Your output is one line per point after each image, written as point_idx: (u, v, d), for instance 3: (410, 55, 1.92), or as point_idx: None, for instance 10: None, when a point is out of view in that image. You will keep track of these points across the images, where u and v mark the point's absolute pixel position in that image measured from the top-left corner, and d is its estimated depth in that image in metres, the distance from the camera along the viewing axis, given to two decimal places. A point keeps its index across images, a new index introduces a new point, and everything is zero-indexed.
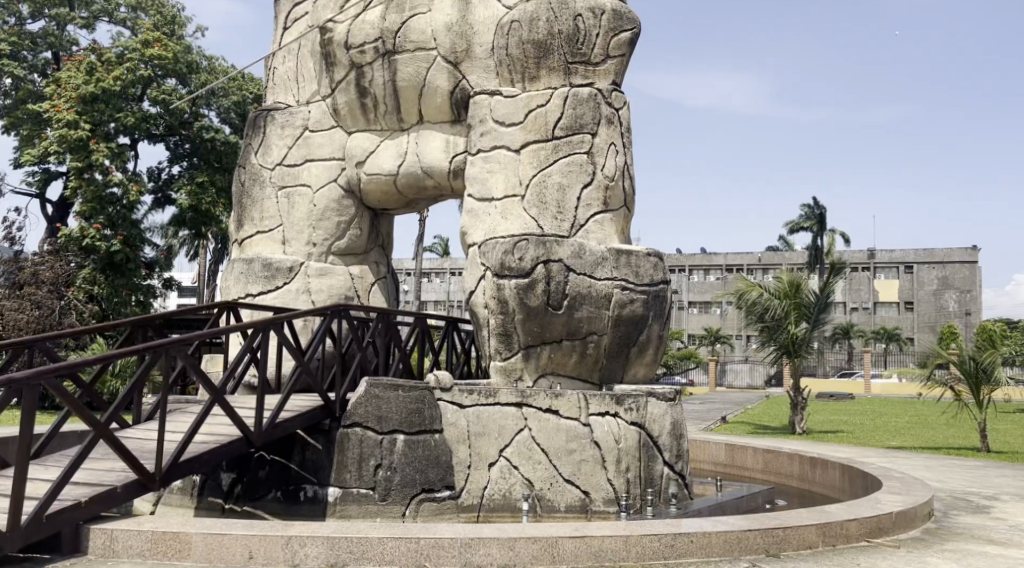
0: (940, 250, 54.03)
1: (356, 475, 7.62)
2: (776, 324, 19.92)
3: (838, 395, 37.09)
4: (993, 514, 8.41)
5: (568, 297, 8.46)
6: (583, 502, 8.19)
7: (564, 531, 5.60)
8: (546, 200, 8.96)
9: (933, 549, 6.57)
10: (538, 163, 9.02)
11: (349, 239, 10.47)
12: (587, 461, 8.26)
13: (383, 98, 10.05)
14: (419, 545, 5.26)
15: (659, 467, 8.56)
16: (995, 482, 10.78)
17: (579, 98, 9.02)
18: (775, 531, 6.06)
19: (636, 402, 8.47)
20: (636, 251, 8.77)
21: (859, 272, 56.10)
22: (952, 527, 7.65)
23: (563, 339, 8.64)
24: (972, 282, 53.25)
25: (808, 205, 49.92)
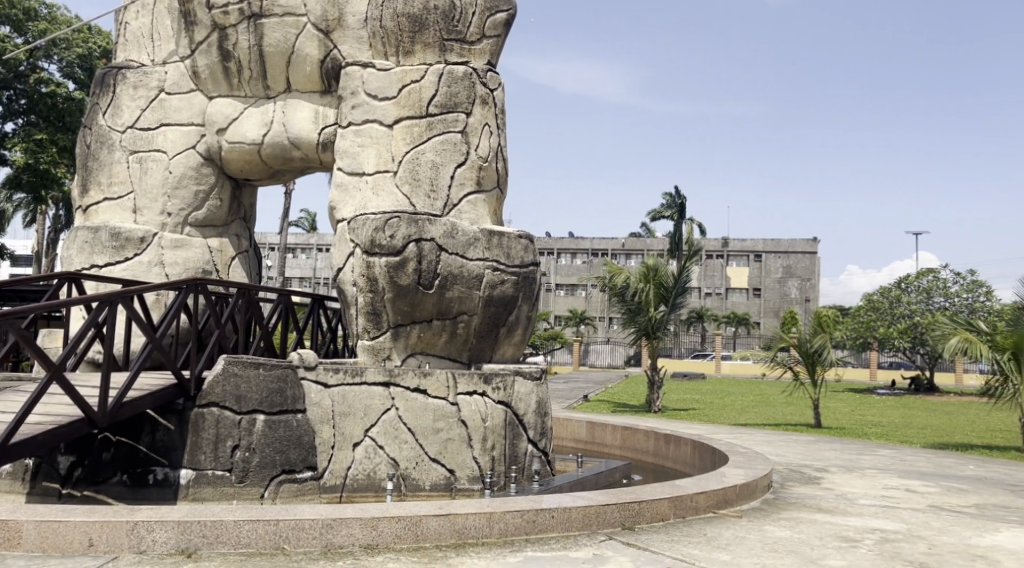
0: (785, 241, 57.88)
1: (211, 456, 7.34)
2: (637, 307, 20.64)
3: (691, 375, 39.05)
4: (823, 484, 9.13)
5: (440, 277, 8.39)
6: (448, 480, 8.21)
7: (428, 509, 5.59)
8: (419, 177, 8.86)
9: (771, 518, 7.03)
10: (411, 139, 8.91)
11: (207, 209, 9.98)
12: (453, 440, 8.28)
13: (248, 64, 9.61)
14: (277, 527, 5.11)
15: (523, 445, 8.77)
16: (825, 456, 11.66)
17: (453, 76, 8.94)
18: (631, 505, 6.30)
19: (503, 381, 8.61)
20: (507, 233, 8.83)
21: (713, 260, 59.22)
22: (788, 497, 8.24)
23: (433, 318, 8.61)
24: (812, 272, 57.36)
25: (669, 194, 52.04)
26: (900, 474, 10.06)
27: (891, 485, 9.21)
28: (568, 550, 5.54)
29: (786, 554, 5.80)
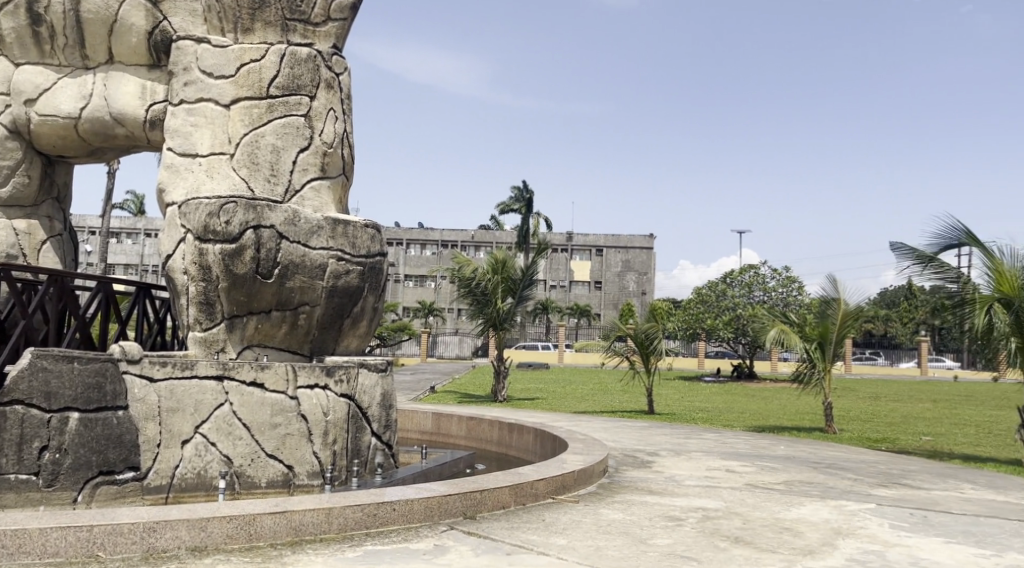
0: (625, 236, 60.50)
1: (14, 459, 6.61)
2: (484, 298, 20.79)
3: (535, 365, 39.94)
4: (653, 467, 9.59)
5: (280, 266, 8.06)
6: (286, 476, 7.93)
7: (262, 507, 5.36)
8: (258, 161, 8.47)
9: (606, 501, 7.28)
10: (250, 121, 8.49)
11: (12, 187, 9.12)
12: (292, 435, 7.98)
13: (64, 30, 8.82)
14: (91, 533, 4.72)
15: (367, 438, 8.61)
16: (656, 441, 12.25)
17: (296, 58, 8.62)
18: (472, 494, 6.32)
19: (347, 373, 8.39)
20: (352, 221, 8.60)
21: (558, 253, 60.83)
22: (621, 480, 8.58)
23: (272, 309, 8.25)
24: (648, 266, 60.16)
25: (517, 188, 52.84)
26: (722, 456, 10.74)
27: (713, 465, 9.82)
28: (409, 542, 5.49)
29: (619, 535, 6.02)
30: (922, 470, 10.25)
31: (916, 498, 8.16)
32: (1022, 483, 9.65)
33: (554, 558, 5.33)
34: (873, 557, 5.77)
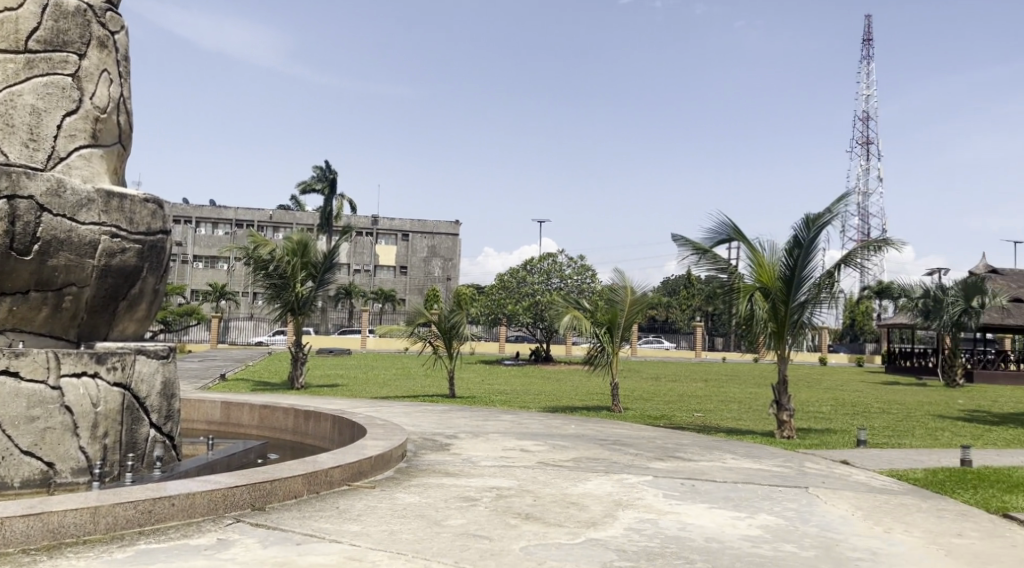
0: (431, 222, 61.06)
1: None
2: (283, 282, 19.89)
3: (336, 350, 39.05)
4: (451, 450, 9.66)
5: (40, 242, 7.21)
6: (46, 474, 7.12)
7: (14, 509, 4.77)
8: (13, 123, 7.38)
9: (402, 485, 7.22)
10: (3, 77, 7.42)
11: None
12: (53, 429, 7.14)
13: None
14: None
15: (144, 430, 7.97)
16: (455, 424, 12.38)
17: (63, 10, 7.74)
18: (261, 485, 6.02)
19: (121, 360, 7.70)
20: (129, 194, 7.91)
21: (362, 237, 59.93)
22: (419, 464, 8.56)
23: (31, 290, 7.36)
24: (454, 252, 61.43)
25: (320, 168, 51.29)
26: (517, 436, 11.05)
27: (509, 446, 10.06)
28: (188, 539, 5.12)
29: (413, 518, 5.99)
30: (694, 443, 11.13)
31: (687, 469, 8.84)
32: (775, 452, 10.76)
33: (347, 545, 5.20)
34: (648, 525, 6.16)
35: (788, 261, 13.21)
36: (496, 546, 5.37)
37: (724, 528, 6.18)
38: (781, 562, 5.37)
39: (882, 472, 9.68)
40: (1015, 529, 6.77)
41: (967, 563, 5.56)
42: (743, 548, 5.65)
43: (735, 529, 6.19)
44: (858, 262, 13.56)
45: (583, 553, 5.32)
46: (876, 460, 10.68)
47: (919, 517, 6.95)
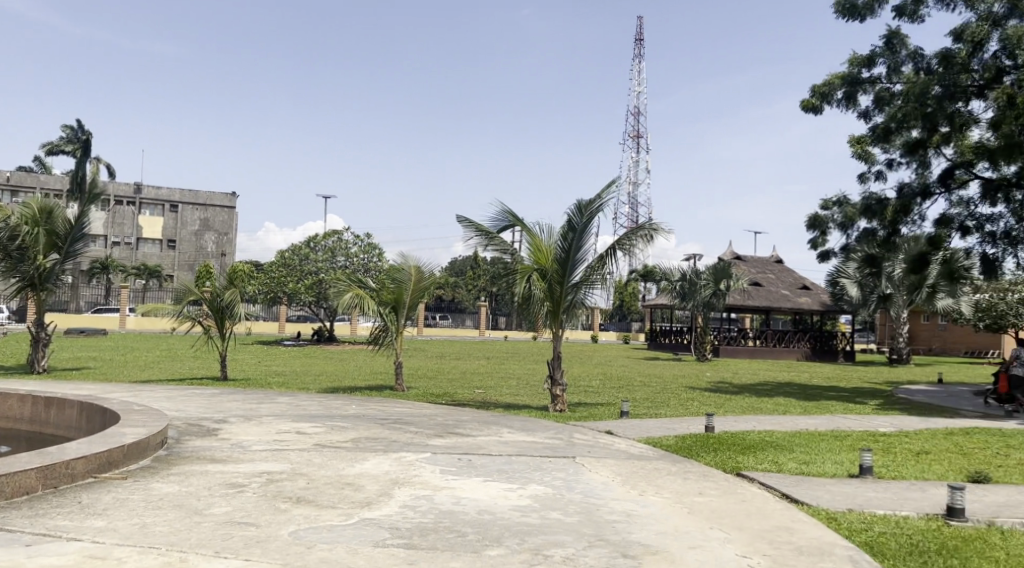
0: (204, 194, 57.97)
1: None
2: (22, 254, 17.63)
3: (88, 330, 35.62)
4: (218, 435, 9.09)
5: None
6: None
7: None
8: None
9: (159, 475, 6.67)
10: None
11: None
12: None
13: None
14: None
15: None
16: (225, 407, 11.70)
17: None
18: None
19: None
20: None
21: (123, 206, 55.36)
22: (181, 451, 7.96)
23: None
24: (229, 226, 58.97)
25: (71, 128, 46.28)
26: (293, 418, 10.64)
27: (282, 429, 9.66)
28: None
29: (170, 509, 5.55)
30: (472, 419, 11.36)
31: (464, 444, 8.99)
32: (548, 425, 11.25)
33: (88, 543, 4.69)
34: (422, 501, 6.16)
35: (562, 244, 13.88)
36: (261, 533, 5.10)
37: (496, 500, 6.33)
38: (546, 529, 5.59)
39: (640, 440, 10.43)
40: (748, 485, 7.57)
41: (709, 518, 6.12)
42: (512, 518, 5.82)
43: (506, 501, 6.36)
44: (627, 247, 14.46)
45: (354, 534, 5.20)
46: (635, 429, 11.50)
47: (670, 480, 7.56)
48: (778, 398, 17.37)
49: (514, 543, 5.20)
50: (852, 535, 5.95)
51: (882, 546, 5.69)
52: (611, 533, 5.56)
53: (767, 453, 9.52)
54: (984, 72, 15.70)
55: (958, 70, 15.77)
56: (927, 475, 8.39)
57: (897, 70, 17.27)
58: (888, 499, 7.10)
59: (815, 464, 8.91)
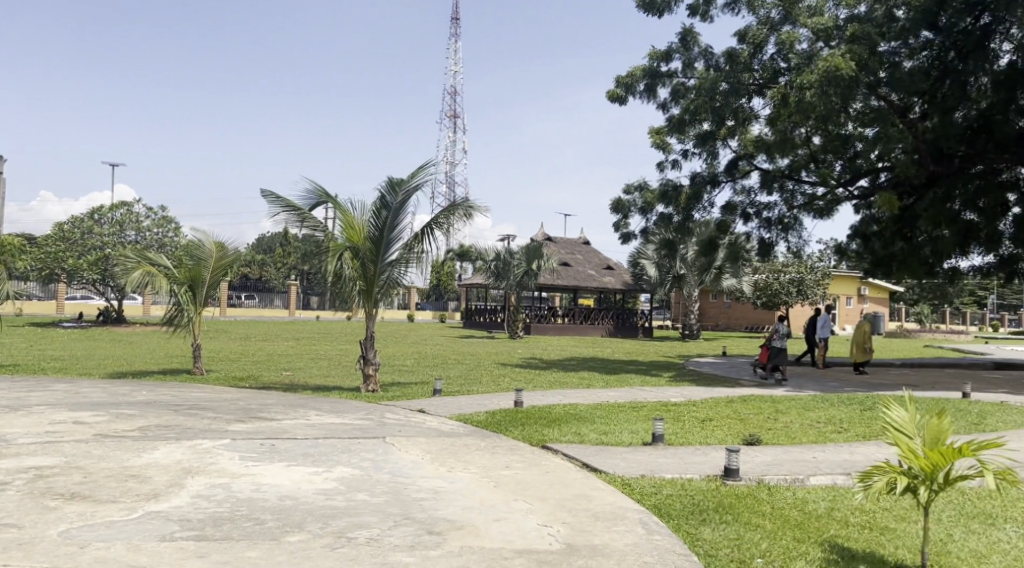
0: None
1: None
2: None
3: None
4: None
5: None
6: None
7: None
8: None
9: None
10: None
11: None
12: None
13: None
14: None
15: None
16: None
17: None
18: None
19: None
20: None
21: None
22: None
23: None
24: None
25: None
26: (72, 407, 9.74)
27: (59, 419, 8.83)
28: None
29: None
30: (277, 402, 10.96)
31: (267, 429, 8.65)
32: (357, 405, 11.09)
33: None
34: (218, 490, 5.87)
35: (375, 222, 13.66)
36: (26, 535, 4.63)
37: (298, 485, 6.15)
38: (350, 511, 5.52)
39: (451, 418, 10.55)
40: (553, 456, 7.88)
41: (513, 490, 6.31)
42: (315, 502, 5.69)
43: (309, 484, 6.20)
44: (442, 225, 14.49)
45: (138, 529, 4.86)
46: (447, 406, 11.61)
47: (478, 455, 7.71)
48: (582, 372, 18.23)
49: (316, 528, 5.09)
50: (644, 499, 6.37)
51: (669, 507, 6.14)
52: (416, 511, 5.58)
53: (571, 425, 9.95)
54: (764, 72, 17.18)
55: (741, 69, 17.15)
56: (712, 440, 9.14)
57: (690, 66, 18.49)
58: (677, 464, 7.66)
59: (614, 434, 9.43)
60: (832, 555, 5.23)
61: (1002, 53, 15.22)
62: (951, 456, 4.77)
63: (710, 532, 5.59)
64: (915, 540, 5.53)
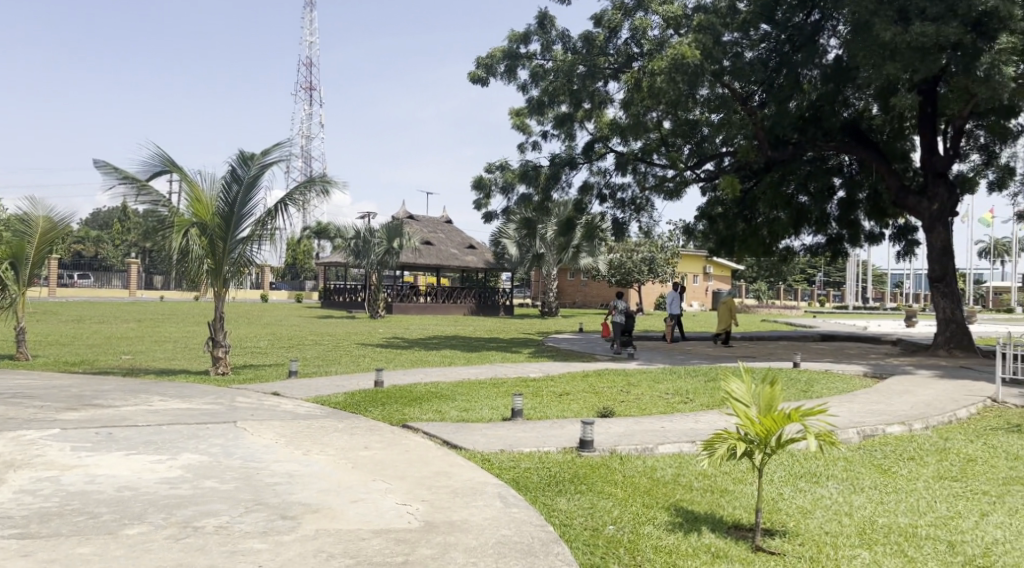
0: None
1: None
2: None
3: None
4: None
5: None
6: None
7: None
8: None
9: None
10: None
11: None
12: None
13: None
14: None
15: None
16: None
17: None
18: None
19: None
20: None
21: None
22: None
23: None
24: None
25: None
26: None
27: None
28: None
29: None
30: (116, 388, 10.27)
31: (103, 417, 8.08)
32: (206, 389, 10.58)
33: None
34: (46, 484, 5.43)
35: (225, 197, 13.03)
36: None
37: (139, 475, 5.79)
38: (198, 499, 5.26)
39: (307, 400, 10.26)
40: (411, 435, 7.82)
41: (371, 471, 6.21)
42: (157, 492, 5.38)
43: (151, 474, 5.85)
44: (298, 201, 14.00)
45: None
46: (302, 388, 11.28)
47: (335, 436, 7.53)
48: (443, 350, 18.23)
49: (158, 519, 4.80)
50: (502, 474, 6.45)
51: (526, 480, 6.25)
52: (269, 496, 5.38)
53: (432, 403, 9.92)
54: (618, 57, 17.63)
55: (597, 53, 17.59)
56: (568, 413, 9.38)
57: (548, 48, 18.72)
58: (533, 438, 7.81)
59: (474, 411, 9.49)
60: (677, 518, 5.50)
61: (830, 47, 16.34)
62: (782, 421, 5.12)
63: (565, 503, 5.74)
64: (750, 500, 5.91)
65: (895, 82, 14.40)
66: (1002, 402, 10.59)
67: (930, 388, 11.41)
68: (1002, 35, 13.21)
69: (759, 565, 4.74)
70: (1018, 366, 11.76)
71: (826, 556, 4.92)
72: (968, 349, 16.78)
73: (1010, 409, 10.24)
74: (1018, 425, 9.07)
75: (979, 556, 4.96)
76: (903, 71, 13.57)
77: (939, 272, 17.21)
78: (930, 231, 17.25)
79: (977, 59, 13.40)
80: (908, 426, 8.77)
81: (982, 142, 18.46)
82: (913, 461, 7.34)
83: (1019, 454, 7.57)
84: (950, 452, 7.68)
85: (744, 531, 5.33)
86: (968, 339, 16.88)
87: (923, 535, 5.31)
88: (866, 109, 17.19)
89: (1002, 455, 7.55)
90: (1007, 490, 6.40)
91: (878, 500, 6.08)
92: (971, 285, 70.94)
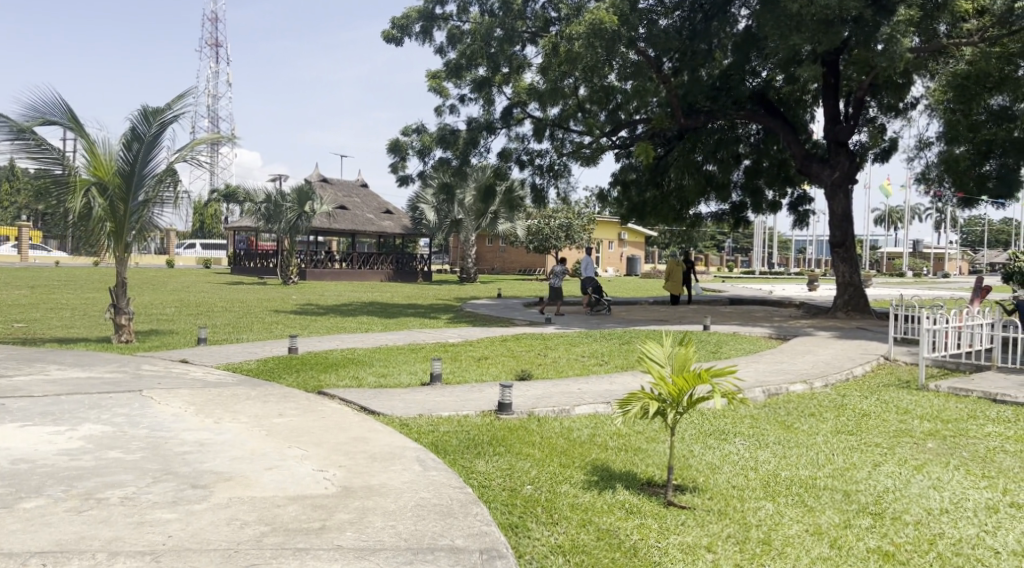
0: None
1: None
2: None
3: None
4: None
5: None
6: None
7: None
8: None
9: None
10: None
11: None
12: None
13: None
14: None
15: None
16: None
17: None
18: None
19: None
20: None
21: None
22: None
23: None
24: None
25: None
26: None
27: None
28: None
29: None
30: (7, 357, 9.70)
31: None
32: (107, 357, 10.15)
33: None
34: None
35: (125, 156, 12.41)
36: None
37: (36, 447, 5.51)
38: (102, 470, 5.05)
39: (218, 368, 9.94)
40: (329, 401, 7.72)
41: (286, 438, 6.10)
42: (58, 464, 5.13)
43: (49, 446, 5.57)
44: (201, 162, 13.45)
45: None
46: (214, 356, 10.95)
47: (248, 404, 7.35)
48: (361, 316, 18.02)
49: (58, 491, 4.59)
50: (421, 437, 6.44)
51: (445, 443, 6.27)
52: (179, 466, 5.22)
53: (348, 369, 9.81)
54: (536, 21, 17.53)
55: (515, 16, 17.41)
56: (486, 377, 9.46)
57: (465, 10, 18.45)
58: (452, 402, 7.82)
59: (392, 376, 9.42)
60: (593, 476, 5.61)
61: (741, 17, 16.64)
62: (693, 382, 5.27)
63: (484, 464, 5.79)
64: (663, 458, 6.09)
65: (800, 52, 14.77)
66: (893, 360, 11.21)
67: (829, 349, 11.99)
68: (900, 8, 13.68)
69: (670, 519, 4.91)
70: (910, 326, 12.47)
71: (733, 509, 5.12)
72: (864, 311, 17.67)
73: (901, 366, 10.88)
74: (908, 381, 9.62)
75: (871, 503, 5.26)
76: (808, 42, 13.95)
77: (840, 238, 17.98)
78: (831, 199, 17.95)
79: (877, 33, 13.80)
80: (810, 384, 9.19)
81: (872, 115, 19.22)
82: (814, 417, 7.69)
83: (908, 408, 8.02)
84: (847, 407, 8.08)
85: (656, 487, 5.49)
86: (864, 301, 17.74)
87: (822, 486, 5.59)
88: (772, 79, 17.67)
89: (893, 409, 8.00)
90: (898, 442, 6.80)
91: (782, 454, 6.36)
92: (868, 252, 74.56)
